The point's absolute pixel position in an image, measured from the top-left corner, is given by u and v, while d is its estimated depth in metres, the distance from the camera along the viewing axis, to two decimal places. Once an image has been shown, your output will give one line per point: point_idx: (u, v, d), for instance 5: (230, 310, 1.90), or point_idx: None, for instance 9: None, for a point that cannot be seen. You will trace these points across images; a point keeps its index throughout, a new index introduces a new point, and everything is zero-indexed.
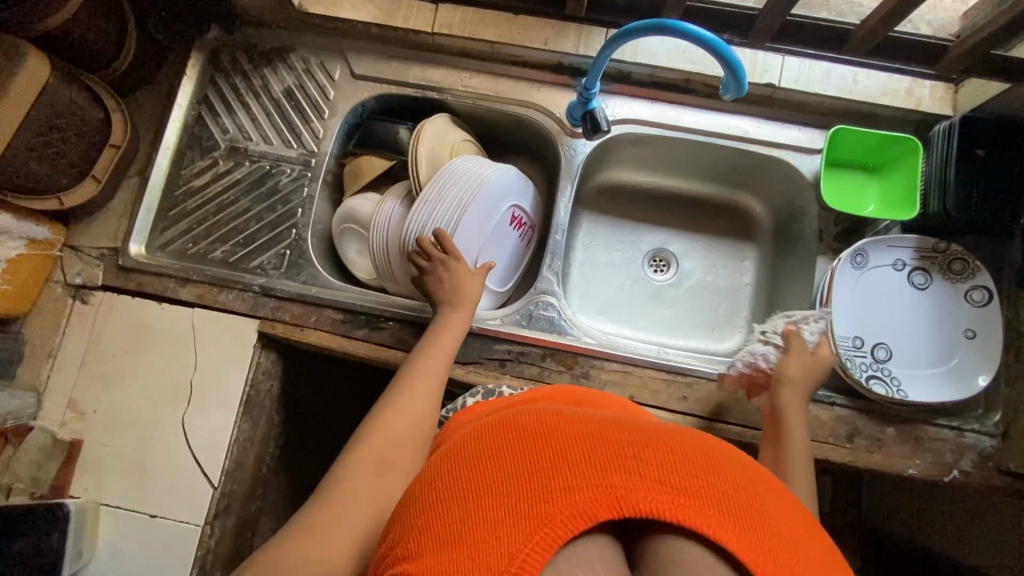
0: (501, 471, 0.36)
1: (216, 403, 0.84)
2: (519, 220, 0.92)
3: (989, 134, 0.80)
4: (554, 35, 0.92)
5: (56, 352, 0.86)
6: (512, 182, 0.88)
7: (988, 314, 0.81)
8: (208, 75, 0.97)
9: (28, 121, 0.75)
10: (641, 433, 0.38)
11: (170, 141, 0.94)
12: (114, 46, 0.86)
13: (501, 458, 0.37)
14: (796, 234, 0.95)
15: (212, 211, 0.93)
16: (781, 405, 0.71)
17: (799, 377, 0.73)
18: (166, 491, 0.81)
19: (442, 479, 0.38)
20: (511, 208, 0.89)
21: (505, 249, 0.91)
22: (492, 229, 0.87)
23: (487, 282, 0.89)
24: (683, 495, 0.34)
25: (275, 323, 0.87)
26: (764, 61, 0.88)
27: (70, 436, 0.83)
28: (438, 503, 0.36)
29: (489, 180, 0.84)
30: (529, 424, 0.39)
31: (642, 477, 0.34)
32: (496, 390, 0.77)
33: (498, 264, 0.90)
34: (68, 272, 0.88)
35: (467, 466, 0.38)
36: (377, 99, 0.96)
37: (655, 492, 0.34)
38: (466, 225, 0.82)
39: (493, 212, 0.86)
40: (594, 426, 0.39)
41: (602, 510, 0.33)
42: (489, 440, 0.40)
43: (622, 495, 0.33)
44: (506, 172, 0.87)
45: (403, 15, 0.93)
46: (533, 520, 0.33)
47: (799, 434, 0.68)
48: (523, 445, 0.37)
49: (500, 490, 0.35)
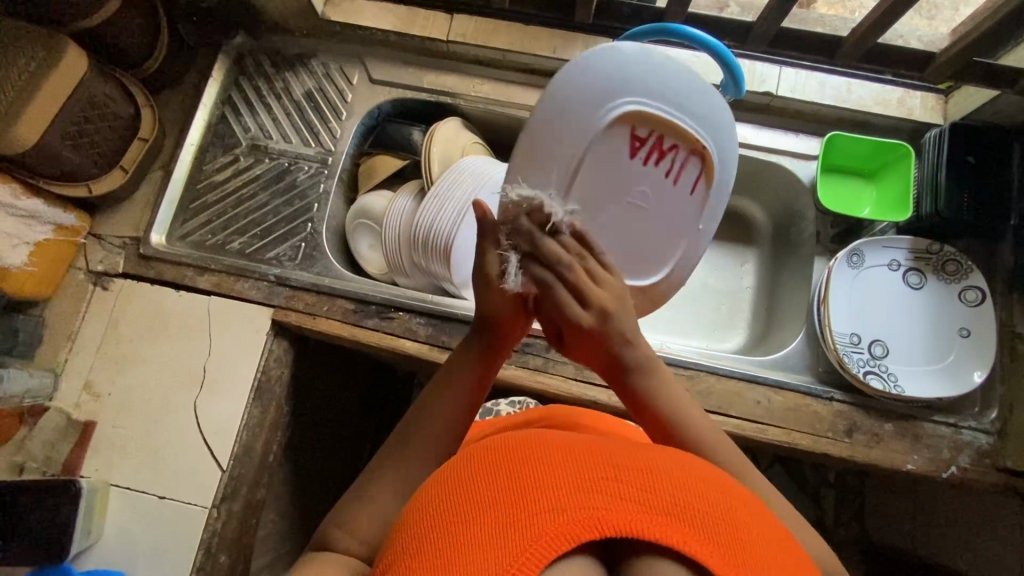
0: (484, 494, 0.35)
1: (229, 387, 0.86)
2: (662, 145, 0.59)
3: (976, 140, 0.84)
4: (562, 45, 0.96)
5: (74, 335, 0.89)
6: (629, 75, 0.56)
7: (982, 313, 0.83)
8: (232, 77, 1.02)
9: (66, 111, 0.79)
10: (622, 453, 0.37)
11: (194, 138, 0.98)
12: (147, 47, 0.91)
13: (485, 477, 0.36)
14: (794, 237, 0.98)
15: (231, 205, 0.96)
16: (603, 359, 0.61)
17: (621, 313, 0.59)
18: (176, 473, 0.83)
19: (429, 499, 0.37)
20: (631, 124, 0.57)
21: (640, 198, 0.61)
22: (597, 163, 0.59)
23: (614, 259, 0.64)
24: (666, 516, 0.33)
25: (288, 312, 0.89)
26: (762, 71, 0.93)
27: (84, 417, 0.85)
28: (423, 524, 0.35)
29: (571, 86, 0.56)
30: (515, 442, 0.38)
31: (622, 498, 0.33)
32: (494, 410, 0.85)
33: (628, 221, 0.62)
34: (91, 260, 0.92)
35: (450, 487, 0.37)
36: (392, 103, 1.01)
37: (637, 513, 0.33)
38: (539, 170, 0.58)
39: (591, 139, 0.57)
40: (577, 447, 0.37)
41: (582, 530, 0.32)
42: (476, 457, 0.38)
43: (604, 516, 0.33)
44: (601, 56, 0.56)
45: (419, 24, 0.98)
46: (515, 540, 0.32)
47: (653, 359, 0.61)
48: (508, 462, 0.36)
49: (481, 515, 0.34)
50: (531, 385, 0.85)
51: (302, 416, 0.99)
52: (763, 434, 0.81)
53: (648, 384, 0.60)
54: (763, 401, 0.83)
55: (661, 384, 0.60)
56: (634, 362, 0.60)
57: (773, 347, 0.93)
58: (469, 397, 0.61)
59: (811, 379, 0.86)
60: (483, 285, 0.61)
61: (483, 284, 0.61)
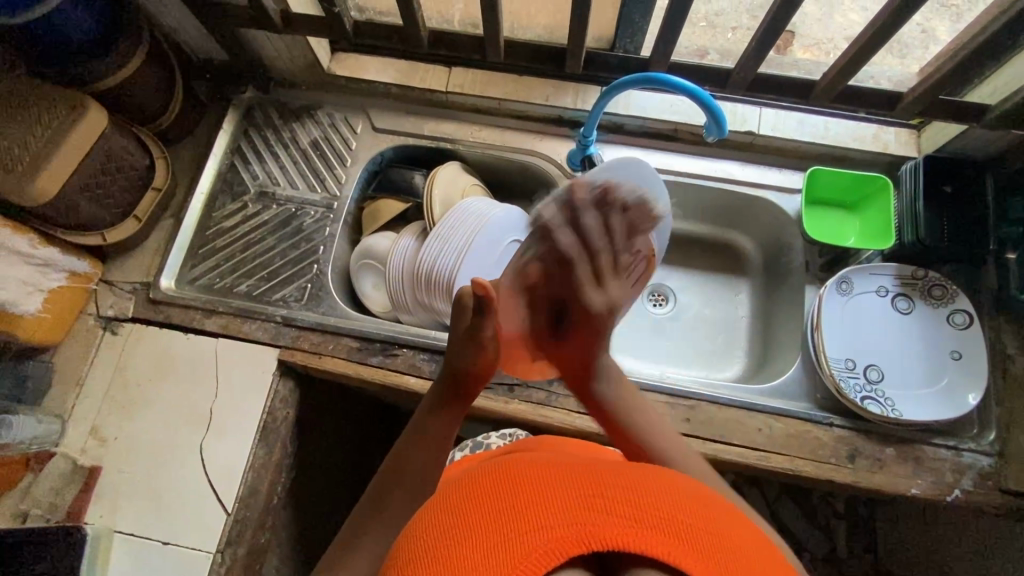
0: (475, 519, 0.36)
1: (235, 429, 0.86)
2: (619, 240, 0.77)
3: (949, 173, 0.88)
4: (554, 92, 1.02)
5: (82, 381, 0.90)
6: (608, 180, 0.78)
7: (971, 335, 0.86)
8: (242, 128, 1.07)
9: (86, 163, 0.83)
10: (610, 473, 0.39)
11: (204, 187, 1.02)
12: (162, 101, 0.97)
13: (478, 500, 0.38)
14: (784, 267, 1.01)
15: (238, 249, 0.99)
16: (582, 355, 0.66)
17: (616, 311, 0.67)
18: (182, 517, 0.83)
19: (425, 523, 0.39)
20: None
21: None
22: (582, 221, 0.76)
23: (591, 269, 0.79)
24: (652, 527, 0.34)
25: (294, 352, 0.91)
26: (744, 112, 0.98)
27: (90, 462, 0.85)
28: (420, 550, 0.37)
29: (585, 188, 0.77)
30: (507, 468, 0.40)
31: (608, 513, 0.35)
32: (484, 443, 0.82)
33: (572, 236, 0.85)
34: (101, 305, 0.94)
35: (447, 514, 0.38)
36: (394, 150, 1.06)
37: (622, 525, 0.34)
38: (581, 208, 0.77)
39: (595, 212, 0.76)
40: (566, 470, 0.39)
41: (572, 546, 0.33)
42: (469, 485, 0.40)
43: (590, 530, 0.34)
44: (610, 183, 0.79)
45: (419, 77, 1.04)
46: (504, 558, 0.33)
47: (619, 373, 0.68)
48: (499, 489, 0.38)
49: (473, 534, 0.35)
50: (535, 419, 0.86)
51: (307, 458, 1.00)
52: (764, 463, 0.82)
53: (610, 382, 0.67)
54: (764, 429, 0.84)
55: (619, 391, 0.67)
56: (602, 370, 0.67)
57: (771, 374, 0.95)
58: (440, 450, 0.61)
59: (810, 406, 0.87)
60: (474, 351, 0.64)
61: (472, 345, 0.64)
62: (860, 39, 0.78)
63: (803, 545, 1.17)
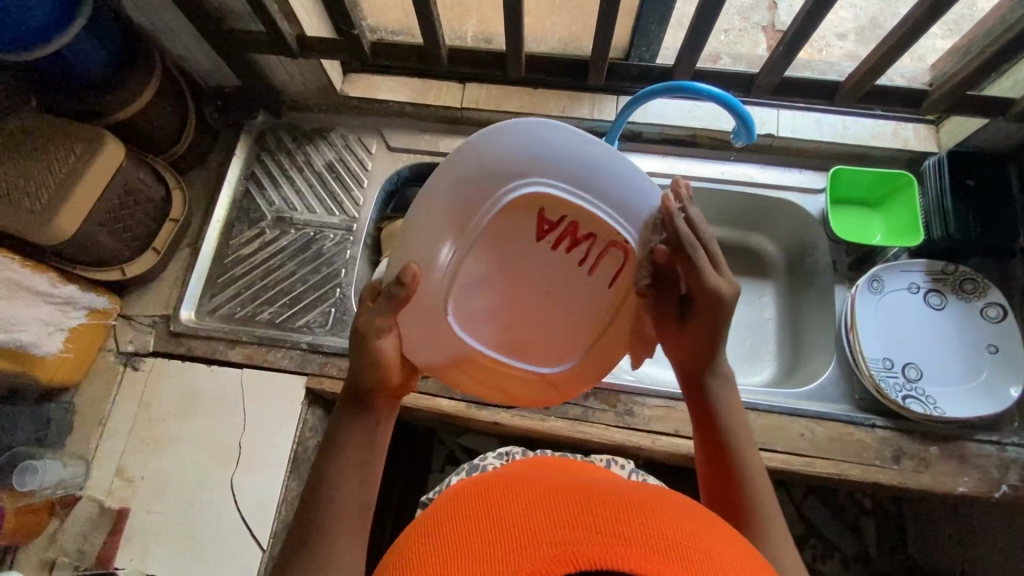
0: (470, 541, 0.35)
1: (265, 462, 0.84)
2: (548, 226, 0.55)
3: (973, 167, 0.89)
4: (571, 104, 1.01)
5: (106, 420, 0.87)
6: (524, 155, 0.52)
7: (1006, 328, 0.85)
8: (255, 154, 1.05)
9: (104, 200, 0.81)
10: (608, 497, 0.37)
11: (220, 215, 1.01)
12: (176, 131, 0.96)
13: (473, 525, 0.37)
14: (809, 268, 1.01)
15: (258, 277, 0.98)
16: (693, 352, 0.57)
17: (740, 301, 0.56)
18: (215, 556, 0.80)
19: (418, 545, 0.38)
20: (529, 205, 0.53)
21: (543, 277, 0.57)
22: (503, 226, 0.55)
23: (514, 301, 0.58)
24: (643, 546, 0.32)
25: (323, 379, 0.89)
26: (762, 115, 0.99)
27: (117, 504, 0.82)
28: (409, 568, 0.36)
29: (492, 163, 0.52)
30: (509, 490, 0.39)
31: (599, 534, 0.32)
32: (479, 465, 0.78)
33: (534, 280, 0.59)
34: (121, 340, 0.92)
35: (439, 538, 0.37)
36: (411, 168, 1.04)
37: (611, 544, 0.32)
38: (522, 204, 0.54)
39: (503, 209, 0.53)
40: (563, 495, 0.37)
41: (559, 565, 0.31)
42: (465, 508, 0.39)
43: (578, 549, 0.31)
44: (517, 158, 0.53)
45: (434, 94, 1.03)
46: None
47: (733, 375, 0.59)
48: (494, 515, 0.37)
49: (463, 559, 0.34)
50: (572, 436, 0.84)
51: None
52: (808, 468, 0.81)
53: (722, 381, 0.58)
54: (806, 433, 0.83)
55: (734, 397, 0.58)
56: (719, 365, 0.58)
57: (805, 377, 0.94)
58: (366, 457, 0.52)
59: (851, 407, 0.86)
60: (376, 366, 0.52)
61: (366, 348, 0.52)
62: (887, 39, 0.78)
63: (833, 546, 1.15)
